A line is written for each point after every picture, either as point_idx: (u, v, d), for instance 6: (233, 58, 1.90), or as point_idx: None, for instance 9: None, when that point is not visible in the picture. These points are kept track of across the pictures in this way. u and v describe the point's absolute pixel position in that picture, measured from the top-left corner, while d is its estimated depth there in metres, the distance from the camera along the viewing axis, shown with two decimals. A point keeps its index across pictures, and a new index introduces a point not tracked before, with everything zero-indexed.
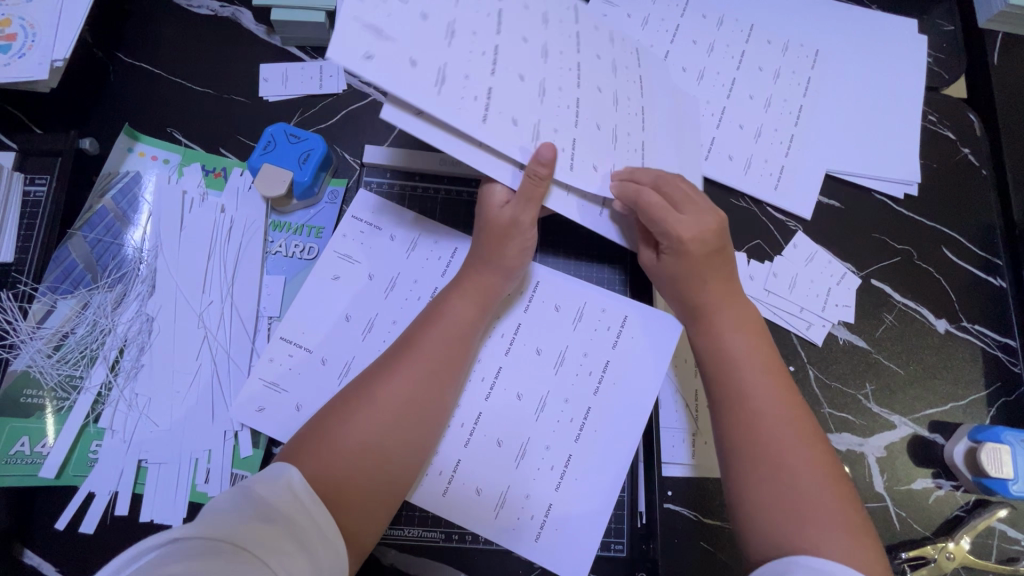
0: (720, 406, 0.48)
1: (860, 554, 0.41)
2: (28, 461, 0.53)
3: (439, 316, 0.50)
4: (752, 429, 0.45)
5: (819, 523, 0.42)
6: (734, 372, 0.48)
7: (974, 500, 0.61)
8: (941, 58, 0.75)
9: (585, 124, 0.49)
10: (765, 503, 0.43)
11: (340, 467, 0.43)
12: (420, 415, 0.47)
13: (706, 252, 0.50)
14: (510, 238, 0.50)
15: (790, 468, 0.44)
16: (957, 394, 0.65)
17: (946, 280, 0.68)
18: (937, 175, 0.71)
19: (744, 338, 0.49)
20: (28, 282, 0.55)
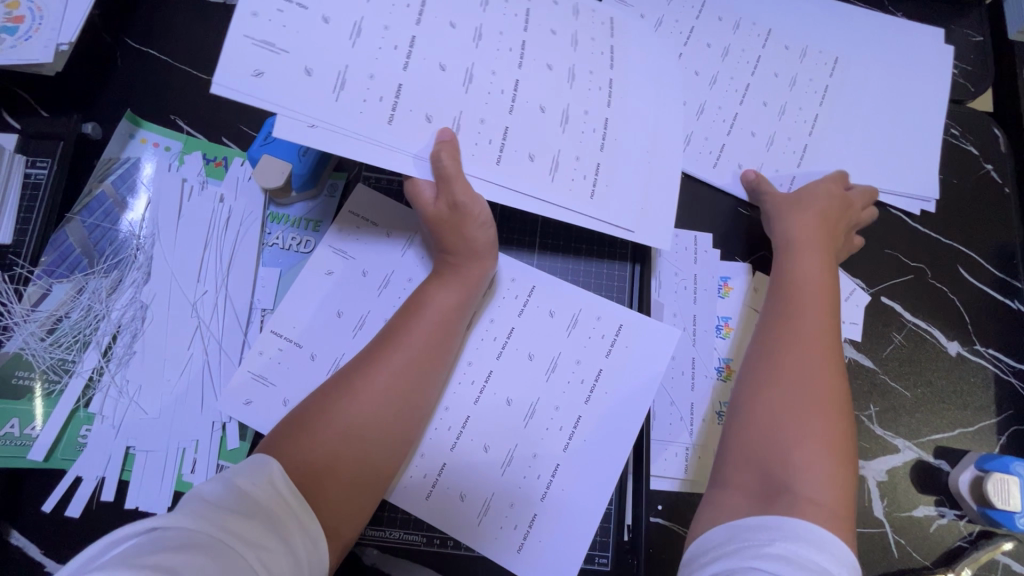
0: (771, 331, 0.53)
1: (835, 491, 0.44)
2: (18, 442, 0.53)
3: (426, 302, 0.50)
4: (773, 401, 0.48)
5: (811, 459, 0.45)
6: (795, 301, 0.54)
7: (978, 531, 0.59)
8: (967, 70, 0.72)
9: (523, 111, 0.49)
10: (763, 459, 0.47)
11: (326, 427, 0.43)
12: (401, 406, 0.46)
13: (833, 196, 0.61)
14: (462, 223, 0.49)
15: (793, 441, 0.46)
16: (965, 420, 0.62)
17: (961, 301, 0.66)
18: (957, 191, 0.69)
19: (811, 311, 0.53)
20: (24, 265, 0.55)
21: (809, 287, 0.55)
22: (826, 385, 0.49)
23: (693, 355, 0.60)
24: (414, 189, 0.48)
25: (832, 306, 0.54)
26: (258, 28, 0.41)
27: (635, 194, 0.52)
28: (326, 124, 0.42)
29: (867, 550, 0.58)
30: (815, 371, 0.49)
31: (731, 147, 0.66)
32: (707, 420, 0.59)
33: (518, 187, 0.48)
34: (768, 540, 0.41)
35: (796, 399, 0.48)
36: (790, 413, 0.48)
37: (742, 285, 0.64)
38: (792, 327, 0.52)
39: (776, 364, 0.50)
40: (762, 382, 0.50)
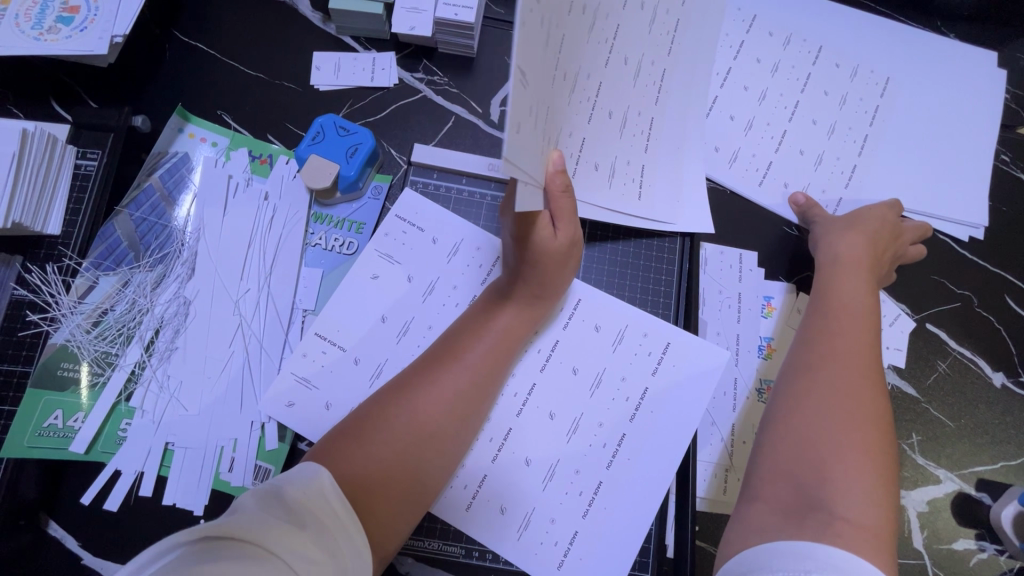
0: (813, 347, 0.51)
1: (876, 514, 0.40)
2: (59, 434, 0.53)
3: (488, 321, 0.50)
4: (814, 418, 0.45)
5: (850, 477, 0.42)
6: (838, 318, 0.52)
7: (1018, 567, 0.58)
8: (1020, 95, 0.71)
9: (598, 114, 0.48)
10: (797, 475, 0.43)
11: (380, 442, 0.43)
12: (453, 427, 0.46)
13: (884, 223, 0.60)
14: (546, 251, 0.47)
15: (831, 457, 0.43)
16: (1008, 453, 0.61)
17: (1007, 331, 0.64)
18: (1006, 220, 0.68)
19: (856, 329, 0.51)
20: (73, 256, 0.55)
21: (853, 309, 0.53)
22: (874, 405, 0.46)
23: (734, 375, 0.60)
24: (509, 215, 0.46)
25: (875, 327, 0.51)
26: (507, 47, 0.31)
27: (674, 191, 0.56)
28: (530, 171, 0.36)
29: None
30: (859, 391, 0.46)
31: (778, 165, 0.66)
32: (747, 443, 0.58)
33: (589, 188, 0.50)
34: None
35: (839, 418, 0.45)
36: (832, 431, 0.44)
37: (785, 306, 0.63)
38: (833, 345, 0.50)
39: (817, 382, 0.48)
40: (800, 399, 0.47)
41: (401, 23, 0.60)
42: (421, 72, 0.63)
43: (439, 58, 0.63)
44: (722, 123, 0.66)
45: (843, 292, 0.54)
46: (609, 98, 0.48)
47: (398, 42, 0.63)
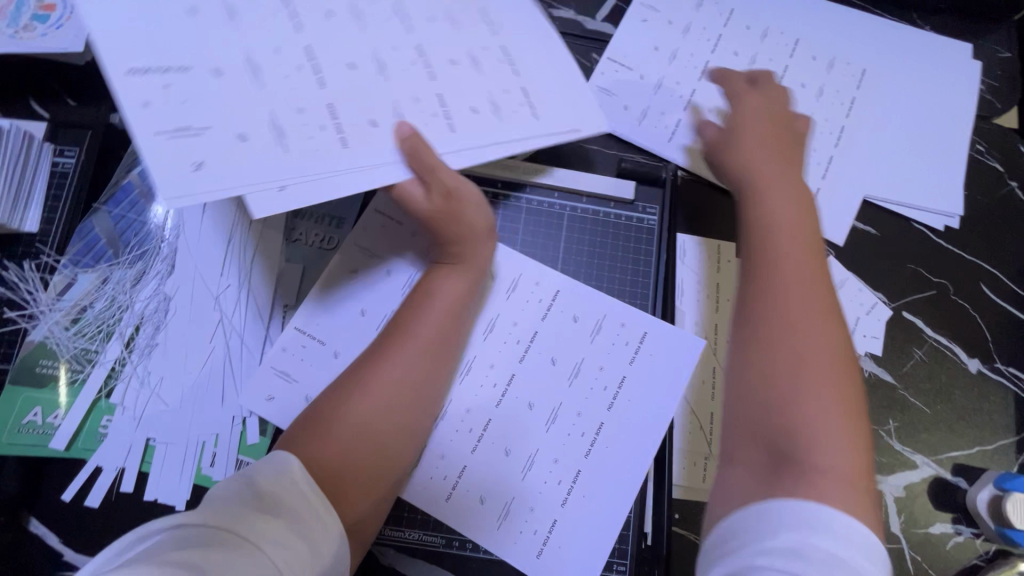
0: (752, 273, 0.47)
1: (850, 453, 0.39)
2: (40, 430, 0.53)
3: (432, 294, 0.49)
4: (769, 366, 0.42)
5: (823, 422, 0.40)
6: (770, 230, 0.48)
7: (995, 549, 0.59)
8: (995, 87, 0.72)
9: (454, 100, 0.46)
10: (766, 430, 0.41)
11: (341, 429, 0.43)
12: (411, 401, 0.46)
13: (774, 122, 0.55)
14: (460, 210, 0.49)
15: (797, 405, 0.41)
16: (983, 438, 0.62)
17: (982, 318, 0.65)
18: (981, 209, 0.69)
19: (791, 242, 0.47)
20: (51, 253, 0.56)
21: (795, 228, 0.48)
22: (828, 331, 0.43)
23: None
24: (411, 184, 0.45)
25: (818, 246, 0.48)
26: (166, 118, 0.37)
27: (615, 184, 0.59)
28: (319, 177, 0.40)
29: None
30: (817, 326, 0.43)
31: None
32: None
33: (471, 148, 0.46)
34: (765, 551, 0.35)
35: (807, 357, 0.42)
36: (799, 375, 0.41)
37: None
38: (782, 272, 0.46)
39: (765, 317, 0.44)
40: (752, 343, 0.44)
41: None
42: None
43: None
44: None
45: (772, 201, 0.50)
46: (462, 86, 0.47)
47: None
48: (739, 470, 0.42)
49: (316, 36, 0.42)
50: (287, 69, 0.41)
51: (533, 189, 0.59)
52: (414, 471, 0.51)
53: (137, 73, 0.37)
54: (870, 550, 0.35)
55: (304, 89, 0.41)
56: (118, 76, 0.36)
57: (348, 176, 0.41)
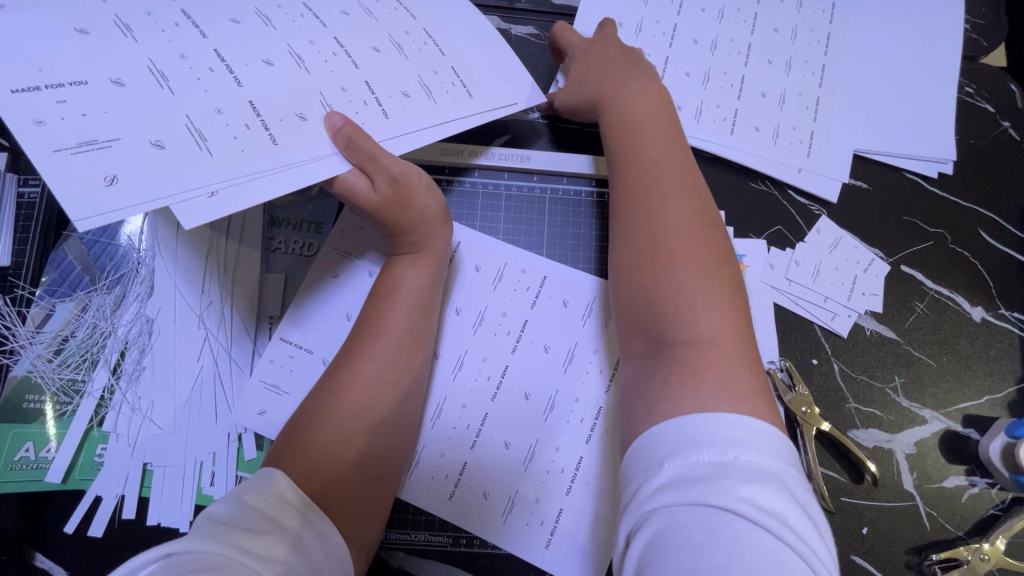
0: (622, 186, 0.51)
1: (726, 321, 0.42)
2: (34, 466, 0.52)
3: (395, 288, 0.49)
4: (648, 290, 0.45)
5: (699, 303, 0.43)
6: (631, 137, 0.51)
7: (1010, 498, 0.58)
8: (980, 24, 0.69)
9: (383, 86, 0.46)
10: (649, 324, 0.45)
11: (321, 435, 0.42)
12: (387, 397, 0.46)
13: (616, 44, 0.57)
14: (409, 197, 0.48)
15: (674, 294, 0.44)
16: (993, 386, 0.61)
17: (983, 264, 0.64)
18: (975, 152, 0.67)
19: (652, 143, 0.51)
20: (25, 286, 0.54)
21: (666, 156, 0.50)
22: (692, 221, 0.47)
23: None
24: (352, 175, 0.44)
25: (693, 174, 0.50)
26: (70, 134, 0.35)
27: (576, 163, 0.57)
28: (249, 178, 0.39)
29: (898, 525, 0.57)
30: (689, 244, 0.46)
31: (744, 113, 0.64)
32: None
33: (411, 131, 0.46)
34: (651, 490, 0.35)
35: (681, 277, 0.44)
36: (679, 294, 0.44)
37: (757, 261, 0.62)
38: (654, 203, 0.48)
39: (635, 225, 0.48)
40: (627, 252, 0.48)
41: None
42: None
43: None
44: (676, 80, 0.64)
45: (628, 112, 0.52)
46: (386, 71, 0.46)
47: None
48: (635, 365, 0.46)
49: (223, 38, 0.41)
50: (197, 72, 0.39)
51: (511, 175, 0.58)
52: (414, 472, 0.51)
53: (28, 91, 0.34)
54: (758, 441, 0.35)
55: (222, 90, 0.40)
56: (6, 97, 0.34)
57: (286, 171, 0.40)
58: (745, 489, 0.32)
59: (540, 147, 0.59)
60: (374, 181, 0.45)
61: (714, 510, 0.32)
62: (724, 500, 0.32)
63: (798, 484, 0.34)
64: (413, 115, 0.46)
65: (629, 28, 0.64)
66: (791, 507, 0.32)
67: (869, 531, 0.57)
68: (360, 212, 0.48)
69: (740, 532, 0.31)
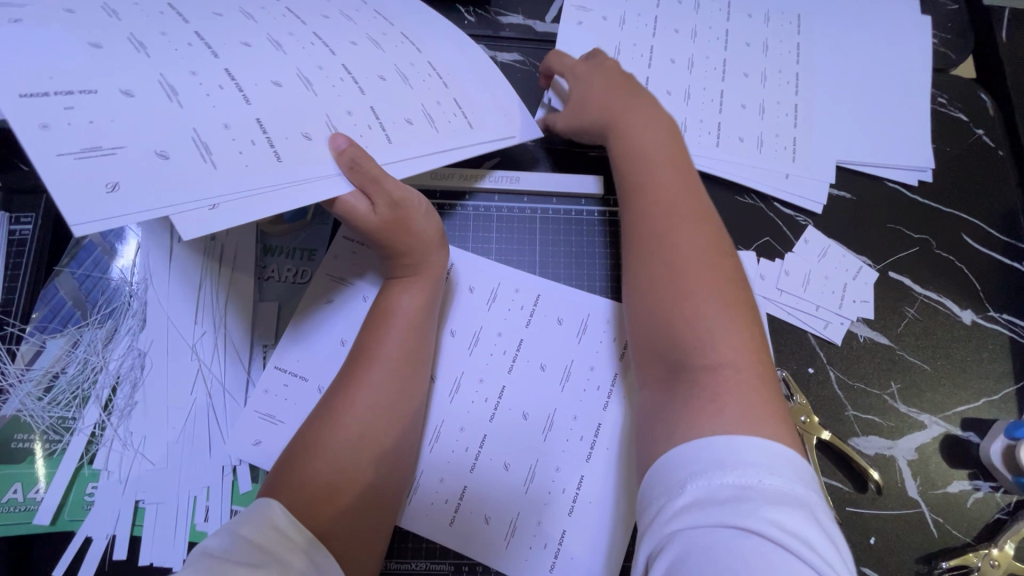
0: (628, 212, 0.52)
1: (738, 343, 0.43)
2: (22, 508, 0.51)
3: (394, 311, 0.49)
4: (660, 315, 0.46)
5: (710, 326, 0.43)
6: (637, 165, 0.53)
7: (1015, 501, 0.57)
8: (947, 39, 0.73)
9: (388, 113, 0.47)
10: (662, 349, 0.45)
11: (323, 464, 0.42)
12: (388, 423, 0.45)
13: (617, 68, 0.58)
14: (408, 219, 0.48)
15: (686, 318, 0.44)
16: (988, 389, 0.61)
17: (969, 268, 0.65)
18: (952, 159, 0.69)
19: (657, 169, 0.52)
20: (16, 323, 0.54)
21: (671, 182, 0.51)
22: (700, 246, 0.48)
23: None
24: (354, 197, 0.45)
25: (700, 198, 0.51)
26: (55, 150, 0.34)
27: (563, 182, 0.59)
28: (243, 196, 0.39)
29: (905, 533, 0.56)
30: (697, 268, 0.46)
31: (727, 125, 0.66)
32: None
33: (413, 156, 0.47)
34: (673, 511, 0.35)
35: (693, 302, 0.45)
36: (690, 318, 0.44)
37: (749, 273, 0.63)
38: (662, 228, 0.49)
39: (645, 251, 0.49)
40: (637, 277, 0.49)
41: None
42: None
43: None
44: (659, 99, 0.66)
45: (632, 138, 0.54)
46: (391, 99, 0.48)
47: None
48: (648, 391, 0.46)
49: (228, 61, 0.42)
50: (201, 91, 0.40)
51: (501, 196, 0.58)
52: (416, 497, 0.50)
53: (36, 95, 0.34)
54: (776, 464, 0.35)
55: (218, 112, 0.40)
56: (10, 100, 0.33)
57: (283, 191, 0.40)
58: (772, 512, 0.32)
59: (530, 167, 0.60)
60: (376, 202, 0.45)
61: (739, 532, 0.32)
62: (749, 522, 0.32)
63: (821, 509, 0.35)
64: (417, 142, 0.48)
65: (610, 50, 0.66)
66: (814, 532, 0.32)
67: (876, 541, 0.56)
68: (360, 233, 0.49)
69: (765, 556, 0.31)
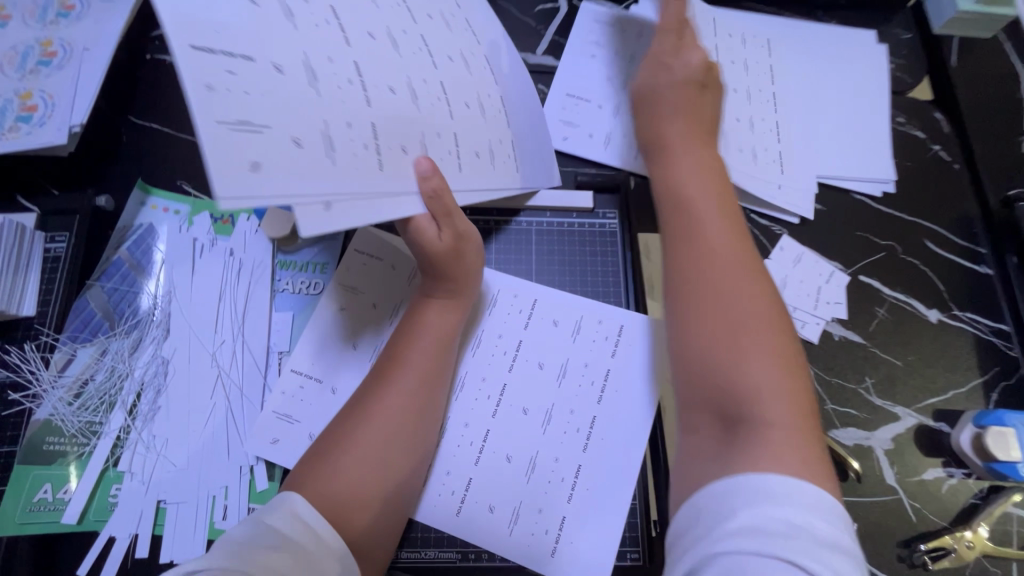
0: (676, 250, 0.51)
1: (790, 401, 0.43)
2: (50, 508, 0.54)
3: (419, 327, 0.53)
4: (716, 361, 0.45)
5: (760, 379, 0.43)
6: (688, 205, 0.53)
7: (987, 487, 0.61)
8: (901, 64, 0.81)
9: (466, 142, 0.51)
10: (710, 393, 0.45)
11: (348, 463, 0.46)
12: (410, 429, 0.49)
13: (690, 87, 0.59)
14: (463, 252, 0.52)
15: (736, 366, 0.44)
16: (957, 382, 0.66)
17: (932, 271, 0.70)
18: (912, 172, 0.75)
19: (706, 211, 0.52)
20: (50, 333, 0.58)
21: (725, 224, 0.51)
22: (755, 293, 0.47)
23: None
24: (425, 223, 0.48)
25: (751, 244, 0.51)
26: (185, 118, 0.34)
27: (557, 196, 0.64)
28: (353, 197, 0.40)
29: (885, 519, 0.60)
30: (749, 320, 0.46)
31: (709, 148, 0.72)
32: None
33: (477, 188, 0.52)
34: (726, 532, 0.37)
35: (744, 350, 0.45)
36: (743, 368, 0.44)
37: None
38: (716, 274, 0.48)
39: (695, 296, 0.48)
40: (687, 322, 0.48)
41: None
42: None
43: None
44: None
45: (682, 179, 0.55)
46: (470, 128, 0.52)
47: None
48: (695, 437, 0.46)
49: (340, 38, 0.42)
50: None
51: (499, 209, 0.64)
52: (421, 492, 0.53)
53: (206, 50, 0.34)
54: (825, 518, 0.37)
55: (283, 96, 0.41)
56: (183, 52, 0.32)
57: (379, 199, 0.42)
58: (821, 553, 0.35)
59: None
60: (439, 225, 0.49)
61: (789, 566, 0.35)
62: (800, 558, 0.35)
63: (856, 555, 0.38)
64: (481, 174, 0.53)
65: None
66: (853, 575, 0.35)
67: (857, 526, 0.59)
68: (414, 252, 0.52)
69: None
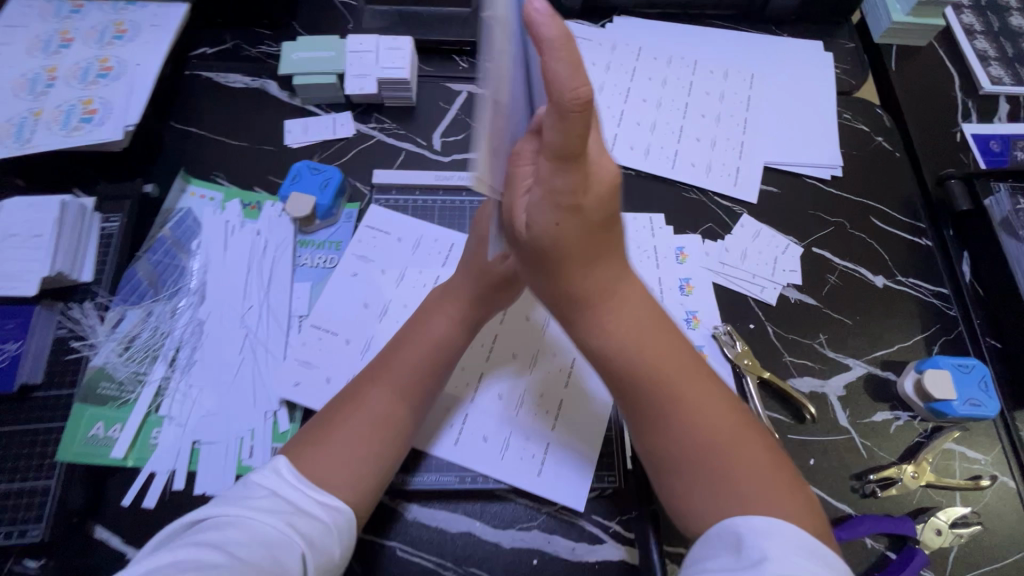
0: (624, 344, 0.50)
1: (757, 468, 0.45)
2: (102, 442, 0.61)
3: (414, 331, 0.59)
4: (680, 447, 0.47)
5: (731, 451, 0.46)
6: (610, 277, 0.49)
7: (931, 427, 0.68)
8: (847, 69, 0.91)
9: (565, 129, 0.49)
10: (685, 474, 0.47)
11: (352, 430, 0.53)
12: (401, 411, 0.55)
13: None
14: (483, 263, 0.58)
15: (704, 448, 0.46)
16: (902, 338, 0.73)
17: (877, 243, 0.79)
18: (858, 159, 0.84)
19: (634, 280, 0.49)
20: (104, 294, 0.67)
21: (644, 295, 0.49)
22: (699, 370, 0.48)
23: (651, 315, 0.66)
24: None
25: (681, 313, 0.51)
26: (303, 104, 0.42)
27: None
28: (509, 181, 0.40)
29: (841, 456, 0.66)
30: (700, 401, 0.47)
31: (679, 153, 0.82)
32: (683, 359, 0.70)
33: None
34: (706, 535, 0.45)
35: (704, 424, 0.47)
36: (708, 449, 0.46)
37: (695, 251, 0.76)
38: (663, 360, 0.48)
39: (654, 392, 0.48)
40: (653, 424, 0.49)
41: (353, 86, 0.78)
42: (373, 122, 0.80)
43: (385, 110, 0.80)
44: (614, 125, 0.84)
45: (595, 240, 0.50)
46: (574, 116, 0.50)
47: (352, 103, 0.81)
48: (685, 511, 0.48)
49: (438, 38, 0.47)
50: None
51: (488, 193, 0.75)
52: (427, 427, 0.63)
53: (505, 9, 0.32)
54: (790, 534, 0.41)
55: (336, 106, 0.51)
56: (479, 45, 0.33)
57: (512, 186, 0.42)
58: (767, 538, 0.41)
59: None
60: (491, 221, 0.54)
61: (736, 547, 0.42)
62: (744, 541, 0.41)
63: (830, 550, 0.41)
64: None
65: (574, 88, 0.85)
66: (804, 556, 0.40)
67: (816, 462, 0.66)
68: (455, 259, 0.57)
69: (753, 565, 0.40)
